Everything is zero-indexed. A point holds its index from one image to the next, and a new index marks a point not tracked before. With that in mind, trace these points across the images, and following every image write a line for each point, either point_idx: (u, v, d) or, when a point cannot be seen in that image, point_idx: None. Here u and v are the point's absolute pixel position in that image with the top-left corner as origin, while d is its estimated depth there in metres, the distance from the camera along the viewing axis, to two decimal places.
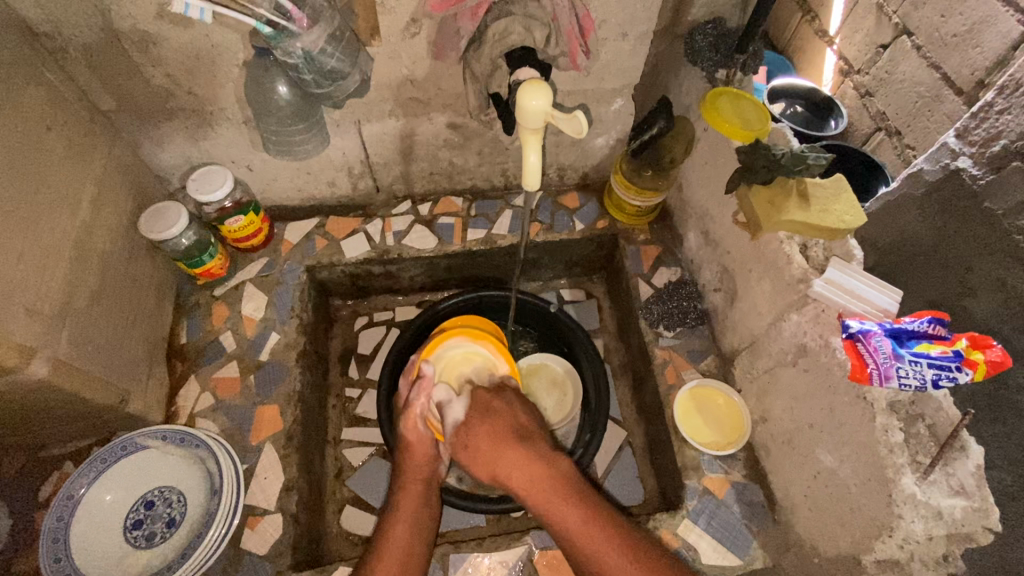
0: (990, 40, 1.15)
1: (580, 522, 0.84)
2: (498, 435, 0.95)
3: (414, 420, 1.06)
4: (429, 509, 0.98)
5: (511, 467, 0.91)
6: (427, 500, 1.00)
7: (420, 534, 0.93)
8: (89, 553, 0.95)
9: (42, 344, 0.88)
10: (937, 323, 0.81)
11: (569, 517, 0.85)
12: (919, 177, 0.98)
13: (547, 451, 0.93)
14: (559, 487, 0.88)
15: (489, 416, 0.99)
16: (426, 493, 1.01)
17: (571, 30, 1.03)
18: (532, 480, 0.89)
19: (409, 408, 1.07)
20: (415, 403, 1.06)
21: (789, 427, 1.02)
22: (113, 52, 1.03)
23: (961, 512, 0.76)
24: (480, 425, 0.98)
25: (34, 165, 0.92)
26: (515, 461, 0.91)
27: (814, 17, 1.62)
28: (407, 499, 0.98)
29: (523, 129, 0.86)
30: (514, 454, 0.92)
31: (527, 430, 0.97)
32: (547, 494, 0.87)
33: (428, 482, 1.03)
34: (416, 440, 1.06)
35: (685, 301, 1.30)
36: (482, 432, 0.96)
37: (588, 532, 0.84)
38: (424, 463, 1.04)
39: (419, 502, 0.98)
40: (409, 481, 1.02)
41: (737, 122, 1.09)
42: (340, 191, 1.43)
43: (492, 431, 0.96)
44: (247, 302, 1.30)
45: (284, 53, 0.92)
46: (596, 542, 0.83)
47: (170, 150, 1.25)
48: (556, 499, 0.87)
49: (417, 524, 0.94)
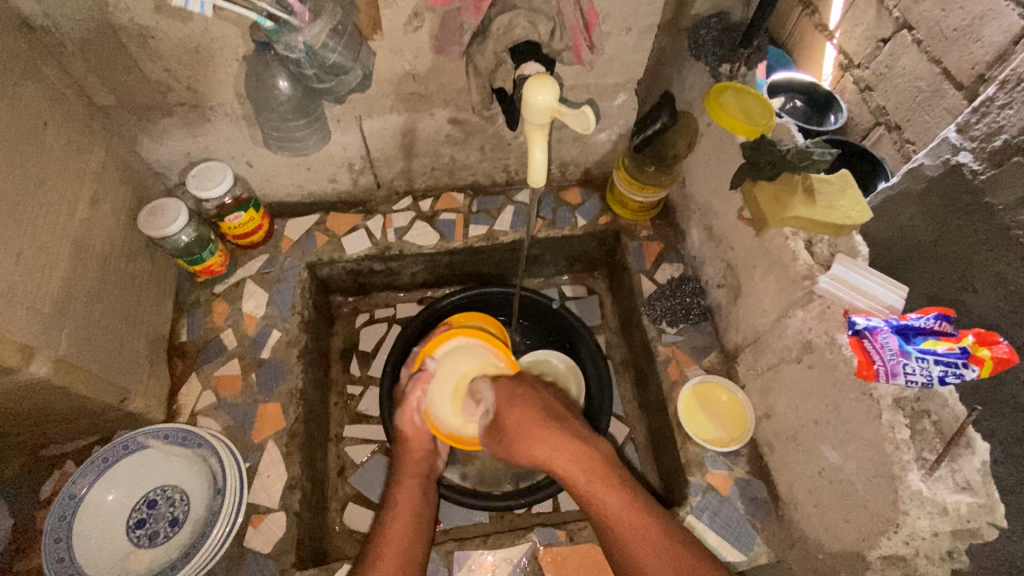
0: (991, 34, 1.15)
1: (612, 500, 0.86)
2: (527, 418, 0.94)
3: (412, 414, 1.08)
4: (429, 503, 0.99)
5: (546, 450, 0.90)
6: (426, 495, 0.99)
7: (421, 528, 0.93)
8: (91, 552, 0.94)
9: (41, 344, 0.87)
10: (943, 320, 0.81)
11: (609, 499, 0.86)
12: (920, 172, 0.99)
13: (582, 430, 0.94)
14: (598, 468, 0.88)
15: (517, 400, 0.99)
16: (424, 487, 1.01)
17: (575, 24, 1.02)
18: (568, 460, 0.89)
19: (406, 402, 1.09)
20: (411, 398, 1.09)
21: (794, 423, 1.02)
22: (110, 47, 1.02)
23: (967, 507, 0.76)
24: (506, 414, 0.97)
25: (34, 162, 0.91)
26: (547, 444, 0.91)
27: (814, 11, 1.61)
28: (406, 495, 0.97)
29: (528, 125, 0.85)
30: (543, 438, 0.92)
31: (556, 412, 0.96)
32: (583, 479, 0.88)
33: (427, 478, 1.03)
34: (413, 433, 1.07)
35: (688, 296, 1.30)
36: (511, 417, 0.96)
37: (623, 513, 0.85)
38: (418, 456, 1.05)
39: (418, 496, 0.98)
40: (406, 476, 1.01)
41: (741, 118, 1.08)
42: (341, 187, 1.42)
43: (521, 418, 0.95)
44: (248, 299, 1.29)
45: (286, 48, 0.90)
46: (625, 523, 0.84)
47: (168, 145, 1.23)
48: (594, 479, 0.87)
49: (416, 522, 0.93)
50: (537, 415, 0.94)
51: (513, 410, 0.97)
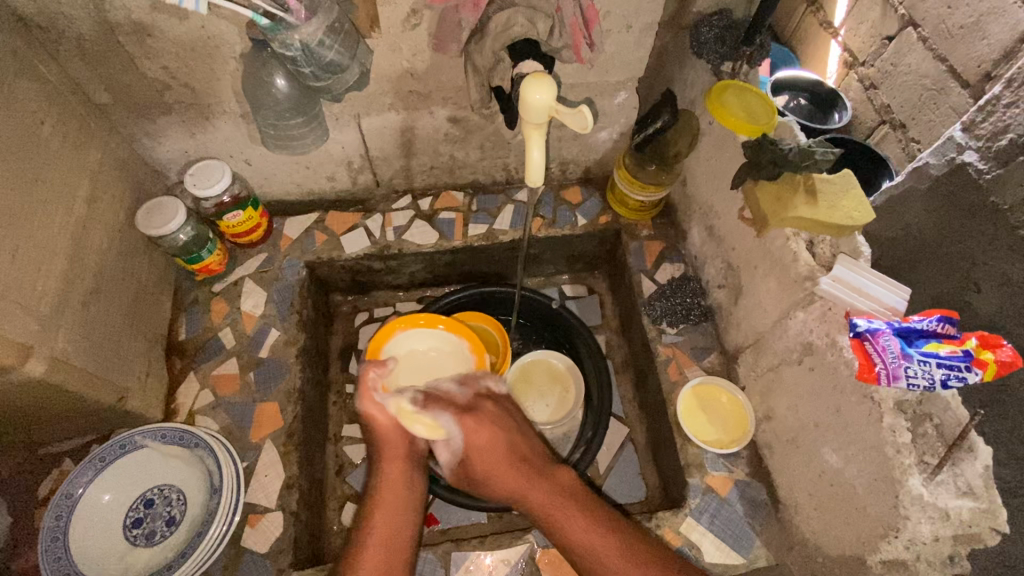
0: (997, 31, 1.12)
1: (580, 532, 0.85)
2: (496, 462, 0.93)
3: (371, 395, 0.98)
4: (416, 488, 0.93)
5: (521, 484, 0.91)
6: (411, 481, 0.94)
7: (405, 521, 0.89)
8: (88, 552, 0.94)
9: (38, 343, 0.87)
10: (947, 322, 0.79)
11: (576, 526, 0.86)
12: (925, 171, 0.96)
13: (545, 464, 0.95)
14: (565, 497, 0.90)
15: (484, 436, 0.95)
16: (405, 471, 0.95)
17: (574, 21, 1.01)
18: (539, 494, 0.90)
19: (363, 384, 0.98)
20: (367, 378, 0.98)
21: (795, 425, 1.01)
22: (108, 44, 1.01)
23: (969, 513, 0.75)
24: (477, 456, 0.94)
25: (30, 160, 0.90)
26: (517, 481, 0.92)
27: (819, 8, 1.60)
28: (388, 484, 0.92)
29: (525, 124, 0.84)
30: (512, 477, 0.92)
31: (522, 447, 0.96)
32: (554, 505, 0.89)
33: (408, 458, 0.95)
34: (383, 420, 0.96)
35: (688, 296, 1.29)
36: (480, 457, 0.94)
37: (590, 537, 0.85)
38: (399, 440, 0.96)
39: (402, 485, 0.93)
40: (384, 461, 0.95)
41: (743, 117, 1.07)
42: (340, 186, 1.41)
43: (491, 455, 0.94)
44: (246, 298, 1.29)
45: (281, 45, 0.90)
46: (595, 548, 0.84)
47: (167, 143, 1.23)
48: (563, 506, 0.88)
49: (400, 514, 0.89)
50: (508, 454, 0.94)
51: (484, 451, 0.94)
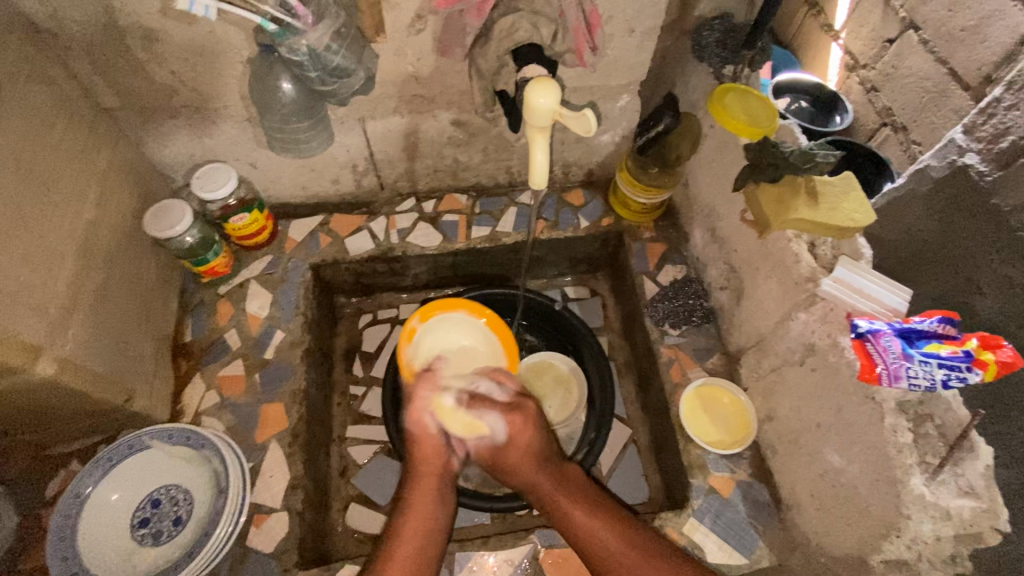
0: (998, 34, 1.13)
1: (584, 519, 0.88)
2: (519, 456, 0.92)
3: (419, 413, 0.92)
4: (447, 506, 0.89)
5: (539, 475, 0.92)
6: (442, 495, 0.89)
7: (433, 540, 0.85)
8: (96, 551, 0.95)
9: (47, 343, 0.88)
10: (947, 323, 0.80)
11: (579, 513, 0.89)
12: (926, 174, 0.97)
13: (556, 457, 0.95)
14: (575, 490, 0.92)
15: (531, 436, 0.93)
16: (438, 485, 0.90)
17: (578, 26, 1.02)
18: (553, 488, 0.91)
19: (414, 400, 0.93)
20: (418, 396, 0.93)
21: (797, 426, 1.02)
22: (116, 49, 1.02)
23: (969, 513, 0.75)
24: (512, 453, 0.92)
25: (40, 164, 0.92)
26: (540, 477, 0.92)
27: (820, 11, 1.61)
28: (418, 497, 0.88)
29: (530, 127, 0.85)
30: (536, 472, 0.92)
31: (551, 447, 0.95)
32: (565, 497, 0.90)
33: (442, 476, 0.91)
34: (426, 434, 0.92)
35: (691, 298, 1.30)
36: (517, 453, 0.92)
37: (594, 525, 0.87)
38: (435, 455, 0.91)
39: (432, 501, 0.88)
40: (420, 475, 0.90)
41: (744, 120, 1.07)
42: (344, 189, 1.43)
43: (525, 450, 0.92)
44: (252, 300, 1.30)
45: (289, 51, 0.91)
46: (600, 537, 0.86)
47: (174, 147, 1.24)
48: (571, 496, 0.90)
49: (429, 531, 0.85)
50: (537, 451, 0.93)
51: (517, 451, 0.92)
